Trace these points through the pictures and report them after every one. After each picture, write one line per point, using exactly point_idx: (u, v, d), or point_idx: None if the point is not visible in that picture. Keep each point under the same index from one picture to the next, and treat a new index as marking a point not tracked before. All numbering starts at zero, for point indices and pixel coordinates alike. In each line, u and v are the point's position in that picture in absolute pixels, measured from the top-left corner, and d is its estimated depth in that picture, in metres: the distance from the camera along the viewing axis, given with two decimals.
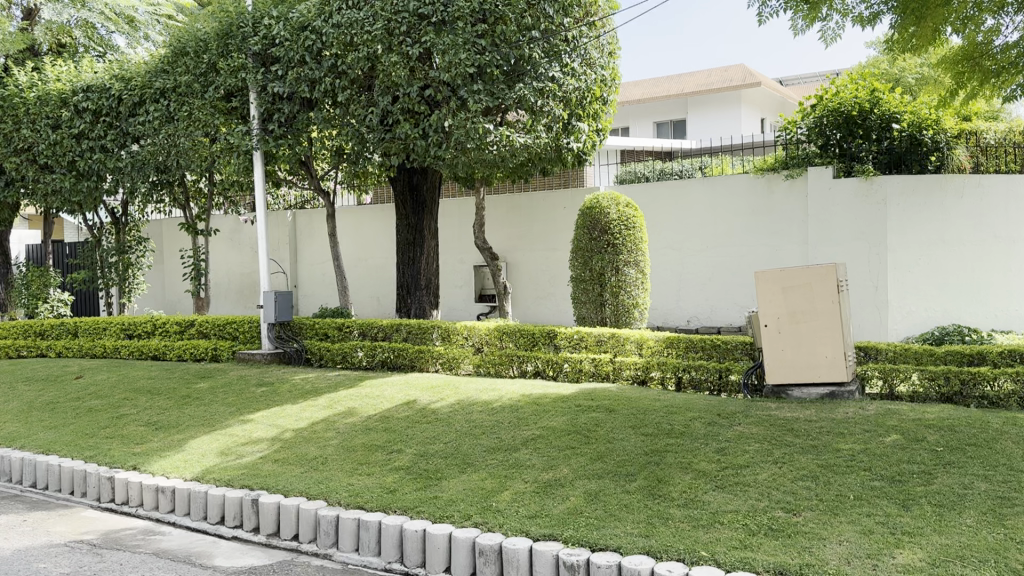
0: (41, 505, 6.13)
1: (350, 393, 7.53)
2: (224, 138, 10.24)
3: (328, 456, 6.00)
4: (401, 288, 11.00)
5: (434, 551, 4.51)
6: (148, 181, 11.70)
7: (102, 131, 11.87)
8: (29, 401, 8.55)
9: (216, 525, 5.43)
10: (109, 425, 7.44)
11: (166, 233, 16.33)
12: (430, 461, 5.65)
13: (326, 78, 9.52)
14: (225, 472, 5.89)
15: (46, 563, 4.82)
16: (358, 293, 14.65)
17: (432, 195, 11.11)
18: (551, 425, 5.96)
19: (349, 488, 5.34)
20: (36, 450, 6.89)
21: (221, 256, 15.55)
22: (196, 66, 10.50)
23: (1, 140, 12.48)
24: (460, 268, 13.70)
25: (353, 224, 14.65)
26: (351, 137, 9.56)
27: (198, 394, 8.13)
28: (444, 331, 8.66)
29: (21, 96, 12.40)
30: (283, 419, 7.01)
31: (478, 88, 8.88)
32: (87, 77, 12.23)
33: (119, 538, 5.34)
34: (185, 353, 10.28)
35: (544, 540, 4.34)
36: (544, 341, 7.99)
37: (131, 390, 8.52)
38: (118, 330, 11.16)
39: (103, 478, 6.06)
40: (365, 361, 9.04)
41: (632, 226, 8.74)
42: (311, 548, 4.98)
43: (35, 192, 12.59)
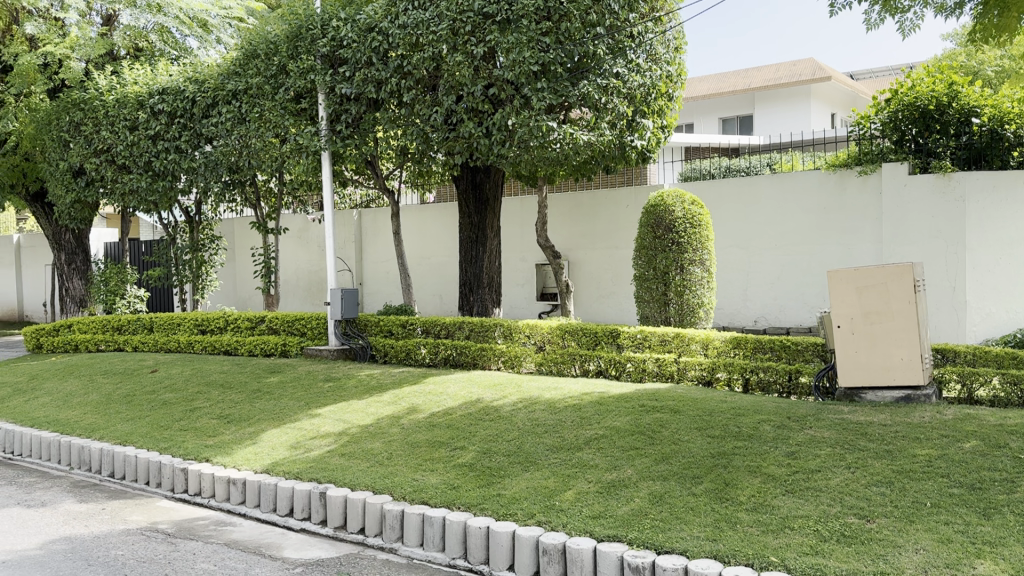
0: (119, 494, 6.36)
1: (414, 390, 7.61)
2: (293, 138, 10.43)
3: (392, 451, 6.07)
4: (463, 285, 11.06)
5: (498, 549, 4.52)
6: (220, 181, 12.00)
7: (176, 132, 12.22)
8: (108, 393, 8.88)
9: (285, 517, 5.54)
10: (184, 418, 7.67)
11: (238, 232, 16.78)
12: (493, 458, 5.66)
13: (392, 79, 9.62)
14: (294, 466, 6.01)
15: (123, 550, 4.98)
16: (421, 291, 14.77)
17: (495, 194, 11.13)
18: (616, 424, 5.90)
19: (414, 483, 5.39)
20: (114, 440, 7.14)
21: (290, 254, 15.89)
22: (267, 68, 10.76)
23: (82, 141, 13.00)
24: (522, 266, 13.70)
25: (417, 223, 14.79)
26: (415, 136, 9.64)
27: (268, 389, 8.31)
28: (506, 330, 8.68)
29: (101, 98, 12.89)
30: (349, 414, 7.12)
31: (541, 86, 8.86)
32: (163, 80, 12.65)
33: (192, 528, 5.49)
34: (256, 348, 10.54)
35: (609, 540, 4.31)
36: (607, 340, 7.95)
37: (204, 384, 8.77)
38: (192, 325, 11.51)
39: (177, 470, 6.25)
40: (427, 359, 9.09)
41: (699, 224, 8.59)
42: (377, 542, 5.04)
43: (113, 192, 13.05)
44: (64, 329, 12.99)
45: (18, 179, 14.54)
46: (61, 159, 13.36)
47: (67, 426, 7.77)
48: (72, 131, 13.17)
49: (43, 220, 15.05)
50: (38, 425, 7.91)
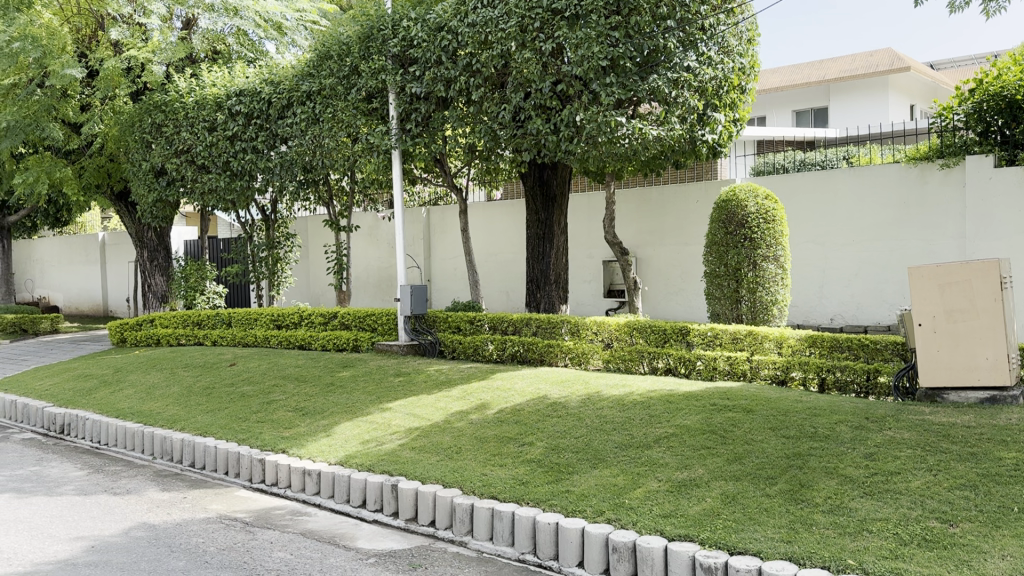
0: (200, 483, 6.59)
1: (483, 385, 7.67)
2: (365, 138, 10.63)
3: (462, 446, 6.13)
4: (530, 282, 11.08)
5: (568, 545, 4.52)
6: (295, 180, 12.30)
7: (253, 133, 12.57)
8: (189, 386, 9.20)
9: (358, 509, 5.67)
10: (261, 410, 7.90)
11: (311, 229, 17.17)
12: (562, 454, 5.67)
13: (461, 77, 9.70)
14: (366, 458, 6.13)
15: (203, 538, 5.16)
16: (488, 288, 14.86)
17: (563, 191, 11.11)
18: (686, 423, 5.84)
19: (483, 478, 5.44)
20: (195, 431, 7.41)
21: (361, 251, 16.17)
22: (340, 69, 11.01)
23: (163, 142, 13.48)
24: (589, 263, 13.66)
25: (484, 219, 14.87)
26: (484, 134, 9.72)
27: (341, 382, 8.50)
28: (573, 327, 8.66)
29: (182, 100, 13.36)
30: (419, 409, 7.22)
31: (610, 81, 8.80)
32: (240, 82, 13.04)
33: (269, 517, 5.65)
34: (329, 343, 10.77)
35: (680, 540, 4.28)
36: (676, 337, 7.87)
37: (279, 377, 9.02)
38: (268, 321, 11.83)
39: (254, 460, 6.44)
40: (495, 355, 9.15)
41: (773, 219, 8.42)
42: (448, 535, 5.10)
43: (194, 191, 13.51)
44: (147, 323, 13.50)
45: (104, 179, 15.13)
46: (145, 160, 13.88)
47: (151, 417, 8.09)
48: (154, 133, 13.67)
49: (127, 219, 15.68)
50: (124, 415, 8.25)
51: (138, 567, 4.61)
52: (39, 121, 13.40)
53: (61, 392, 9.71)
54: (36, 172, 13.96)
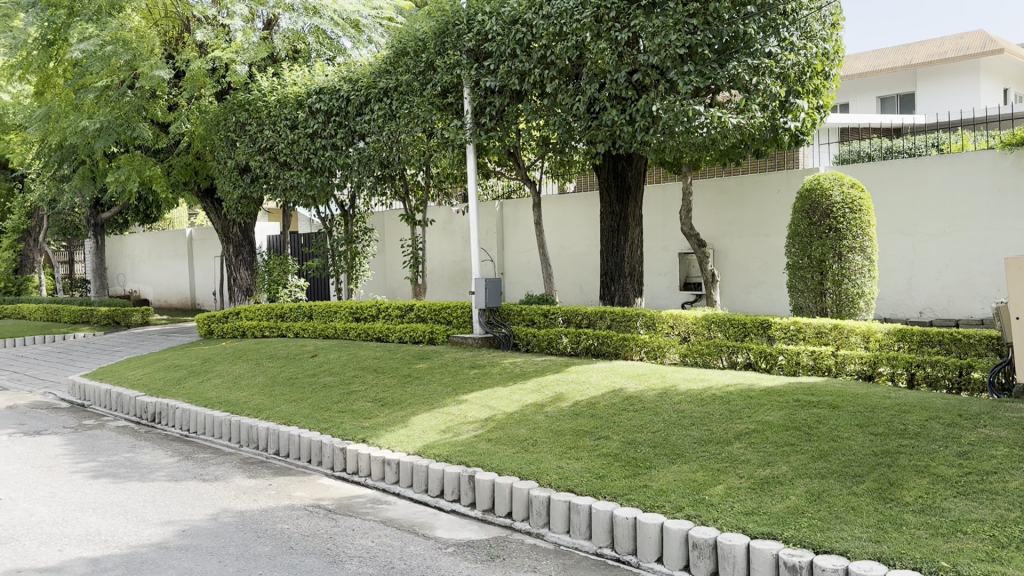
0: (284, 470, 6.78)
1: (558, 378, 7.66)
2: (441, 133, 10.76)
3: (538, 438, 6.14)
4: (604, 275, 11.01)
5: (647, 540, 4.48)
6: (372, 175, 12.50)
7: (333, 130, 12.83)
8: (273, 376, 9.48)
9: (436, 498, 5.74)
10: (342, 400, 8.08)
11: (388, 224, 17.46)
12: (639, 449, 5.62)
13: (535, 70, 9.68)
14: (444, 449, 6.20)
15: (289, 524, 5.31)
16: (562, 281, 14.83)
17: (637, 182, 10.98)
18: (768, 419, 5.71)
19: (560, 470, 5.44)
20: (279, 421, 7.62)
21: (436, 245, 16.37)
22: (416, 65, 11.15)
23: (247, 140, 13.93)
24: (665, 256, 13.50)
25: (558, 212, 14.84)
26: (558, 126, 9.66)
27: (418, 374, 8.63)
28: (648, 320, 8.56)
29: (264, 99, 13.75)
30: (495, 401, 7.26)
31: (688, 70, 8.68)
32: (319, 80, 13.34)
33: (350, 505, 5.78)
34: (405, 335, 10.93)
35: (763, 538, 4.19)
36: (757, 331, 7.72)
37: (359, 368, 9.20)
38: (347, 313, 12.08)
39: (336, 449, 6.60)
40: (570, 348, 9.12)
41: (860, 209, 8.15)
42: (525, 526, 5.12)
43: (276, 188, 13.89)
44: (233, 316, 13.96)
45: (191, 176, 15.68)
46: (229, 158, 14.33)
47: (237, 406, 8.37)
48: (238, 131, 14.11)
49: (213, 215, 16.21)
50: (212, 404, 8.55)
51: (227, 551, 4.77)
52: (129, 122, 13.95)
53: (153, 381, 10.12)
54: (128, 171, 14.55)
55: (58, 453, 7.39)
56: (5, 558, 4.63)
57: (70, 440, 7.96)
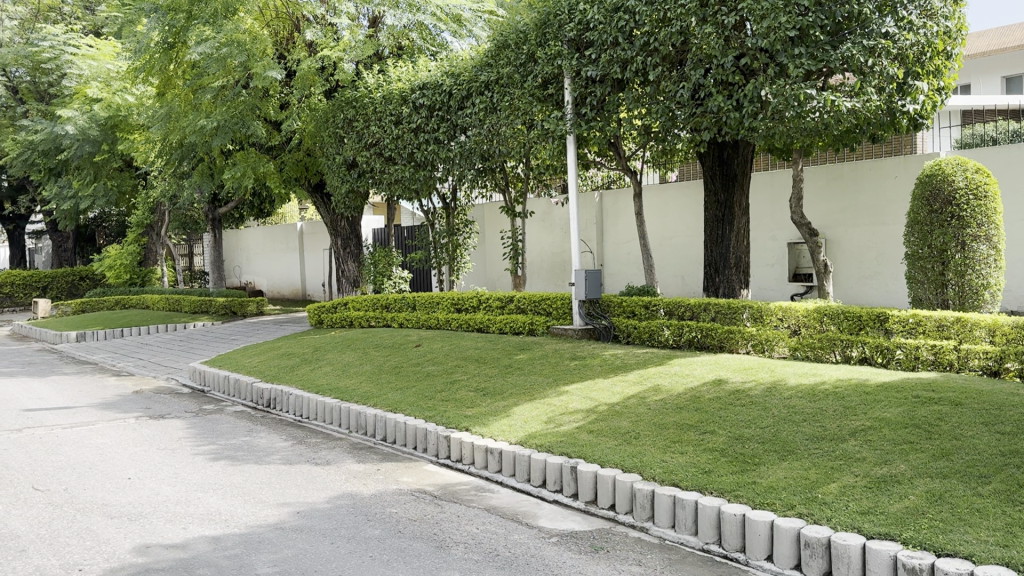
0: (391, 456, 6.97)
1: (660, 371, 7.57)
2: (541, 124, 10.80)
3: (641, 431, 6.08)
4: (708, 266, 10.81)
5: (755, 537, 4.38)
6: (473, 168, 12.63)
7: (435, 125, 13.04)
8: (380, 365, 9.75)
9: (538, 488, 5.79)
10: (445, 389, 8.24)
11: (488, 216, 17.65)
12: (747, 444, 5.49)
13: (638, 58, 9.55)
14: (546, 439, 6.23)
15: (397, 509, 5.46)
16: (664, 272, 14.65)
17: (744, 170, 10.67)
18: (885, 416, 5.49)
19: (664, 464, 5.38)
20: (385, 408, 7.83)
21: (536, 237, 16.45)
22: (517, 57, 11.23)
23: (354, 135, 14.31)
24: (772, 246, 13.14)
25: (658, 202, 14.65)
26: (660, 114, 9.51)
27: (519, 364, 8.70)
28: (755, 312, 8.36)
29: (371, 96, 14.12)
30: (596, 392, 7.24)
31: (799, 52, 8.41)
32: (423, 76, 13.59)
33: (455, 491, 5.89)
34: (506, 326, 11.01)
35: (880, 539, 4.04)
36: (872, 323, 7.43)
37: (461, 358, 9.35)
38: (449, 304, 12.30)
39: (440, 437, 6.73)
40: (671, 340, 8.95)
41: (985, 195, 7.72)
42: (628, 519, 5.09)
43: (381, 182, 14.25)
44: (341, 307, 14.44)
45: (302, 173, 16.25)
46: (338, 154, 14.78)
47: (346, 393, 8.64)
48: (346, 128, 14.53)
49: (323, 209, 16.74)
50: (322, 392, 8.87)
51: (339, 533, 4.95)
52: (244, 120, 14.58)
53: (268, 369, 10.58)
54: (243, 167, 15.22)
55: (182, 436, 7.83)
56: (136, 534, 4.94)
57: (192, 424, 8.41)
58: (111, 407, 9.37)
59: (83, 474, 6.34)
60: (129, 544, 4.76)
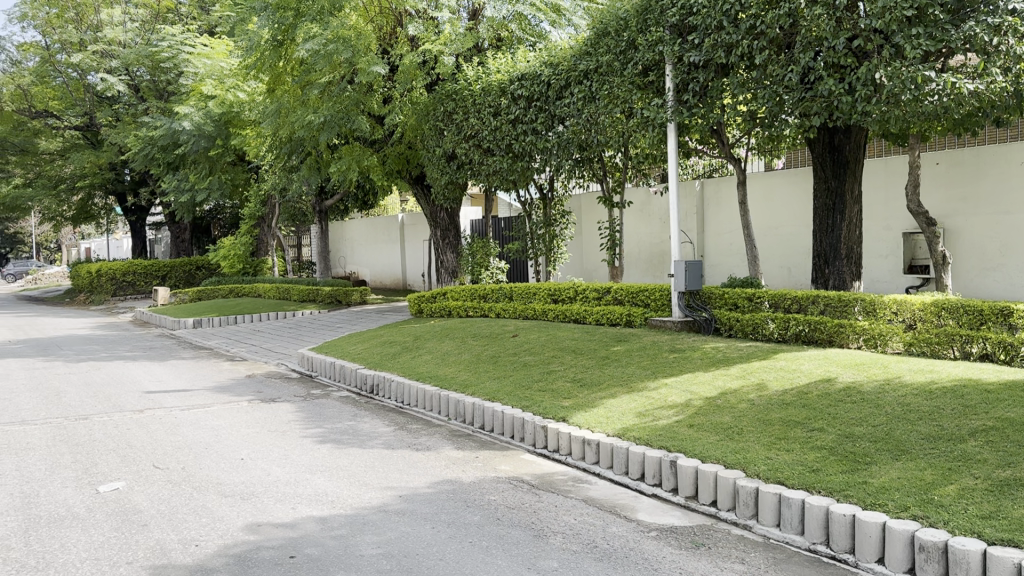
0: (489, 444, 7.04)
1: (764, 365, 7.36)
2: (641, 112, 10.66)
3: (744, 427, 5.93)
4: (817, 257, 10.47)
5: (866, 539, 4.21)
6: (571, 158, 12.58)
7: (534, 115, 13.06)
8: (478, 354, 9.86)
9: (637, 482, 5.73)
10: (542, 379, 8.27)
11: (586, 206, 17.57)
12: (857, 443, 5.28)
13: (744, 41, 9.29)
14: (645, 432, 6.16)
15: (496, 496, 5.52)
16: (768, 263, 14.25)
17: (857, 156, 10.22)
18: (1009, 416, 5.17)
19: (768, 462, 5.23)
20: (484, 397, 7.92)
21: (634, 227, 16.28)
22: (617, 45, 11.13)
23: (454, 128, 14.47)
24: (887, 236, 12.58)
25: (763, 190, 14.23)
26: (767, 99, 9.22)
27: (616, 356, 8.64)
28: (867, 305, 8.07)
29: (470, 88, 14.26)
30: (696, 386, 7.11)
31: (916, 32, 8.00)
32: (521, 66, 13.61)
33: (553, 482, 5.90)
34: (602, 317, 10.87)
35: (1002, 545, 3.82)
36: (995, 318, 7.04)
37: (558, 349, 9.35)
38: (546, 295, 12.34)
39: (538, 427, 6.76)
40: (776, 334, 8.64)
41: None
42: (731, 516, 4.97)
43: (480, 173, 14.39)
44: (440, 296, 14.68)
45: (403, 165, 16.58)
46: (438, 147, 14.99)
47: (445, 381, 8.78)
48: (445, 120, 14.74)
49: (423, 201, 17.01)
50: (423, 379, 9.04)
51: (440, 518, 5.04)
52: (349, 114, 14.89)
53: (371, 356, 10.87)
54: (348, 160, 15.66)
55: (290, 419, 8.13)
56: (247, 512, 5.16)
57: (300, 408, 8.73)
58: (226, 390, 9.83)
59: (199, 454, 6.67)
60: (241, 522, 4.97)
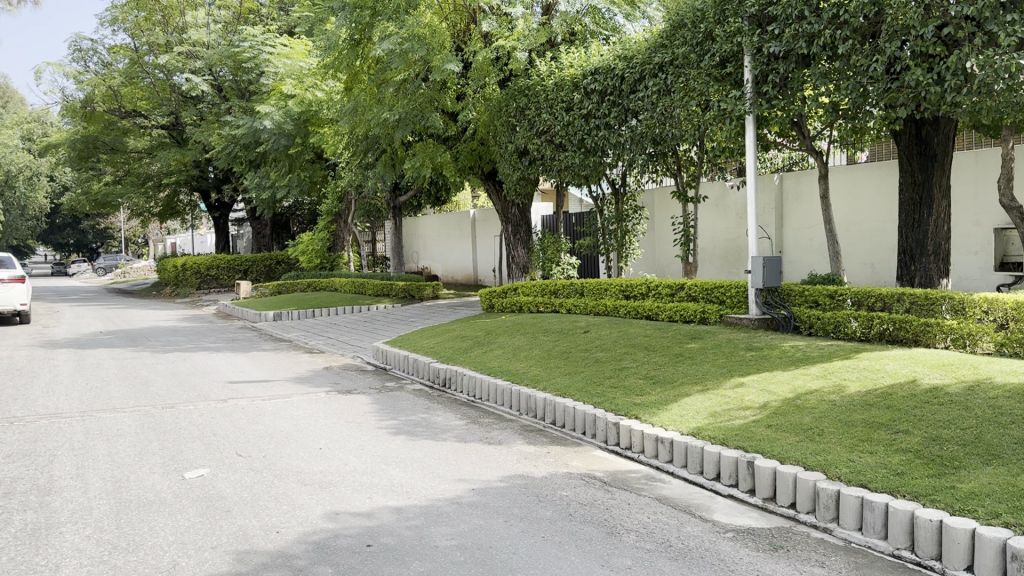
0: (560, 440, 7.04)
1: (846, 365, 7.16)
2: (718, 105, 10.49)
3: (825, 428, 5.78)
4: (902, 254, 10.12)
5: (953, 546, 4.06)
6: (644, 153, 12.43)
7: (607, 110, 12.96)
8: (549, 349, 9.86)
9: (712, 481, 5.65)
10: (614, 375, 8.22)
11: (659, 201, 17.38)
12: (945, 446, 5.09)
13: (826, 31, 9.03)
14: (721, 432, 6.06)
15: (568, 492, 5.51)
16: (850, 259, 13.86)
17: (945, 148, 9.85)
18: None
19: (850, 464, 5.08)
20: (556, 392, 7.92)
21: (709, 222, 16.02)
22: (693, 37, 10.97)
23: (526, 123, 14.47)
24: (977, 232, 12.08)
25: (844, 184, 13.83)
26: (851, 90, 8.94)
27: (691, 353, 8.52)
28: (955, 304, 7.75)
29: (543, 83, 14.25)
30: (774, 385, 6.96)
31: (1011, 19, 7.62)
32: (595, 60, 13.52)
33: (625, 479, 5.86)
34: (676, 314, 10.72)
35: None
36: None
37: (630, 345, 9.28)
38: (618, 291, 12.27)
39: (610, 424, 6.72)
40: (859, 333, 8.37)
41: None
42: (810, 519, 4.86)
43: (552, 169, 14.38)
44: (511, 292, 14.76)
45: (475, 161, 16.67)
46: (510, 142, 15.01)
47: (517, 376, 8.82)
48: (518, 116, 14.73)
49: (494, 197, 17.08)
50: (495, 373, 9.10)
51: (513, 512, 5.07)
52: (423, 111, 15.06)
53: (443, 350, 10.99)
54: (423, 157, 15.89)
55: (365, 411, 8.29)
56: (325, 501, 5.29)
57: (375, 399, 8.90)
58: (304, 381, 10.09)
59: (280, 443, 6.87)
60: (320, 510, 5.10)
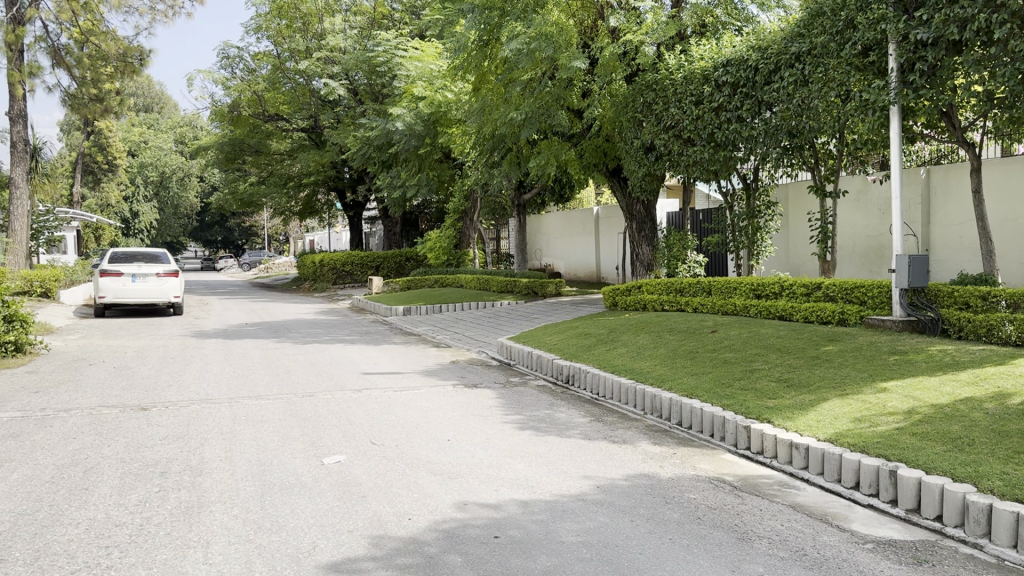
0: (687, 441, 6.93)
1: (1001, 372, 6.69)
2: (859, 95, 10.05)
3: (976, 438, 5.43)
4: None
5: None
6: (779, 146, 12.01)
7: (739, 102, 12.63)
8: (675, 349, 9.72)
9: (850, 490, 5.42)
10: (745, 377, 8.02)
11: (794, 197, 16.77)
12: None
13: (981, 15, 8.43)
14: (860, 439, 5.81)
15: (697, 495, 5.43)
16: (1005, 259, 12.94)
17: None
18: None
19: (1005, 477, 4.76)
20: (682, 392, 7.81)
21: (848, 219, 15.34)
22: (833, 24, 10.56)
23: (653, 118, 14.30)
24: None
25: (1000, 178, 12.91)
26: (1008, 77, 8.36)
27: (827, 356, 8.19)
28: None
29: (672, 77, 14.03)
30: (920, 392, 6.59)
31: None
32: (727, 52, 13.18)
33: (757, 484, 5.71)
34: (811, 314, 10.32)
35: None
36: None
37: (761, 347, 9.01)
38: (748, 290, 11.95)
39: (740, 427, 6.57)
40: (1015, 337, 7.80)
41: None
42: (959, 534, 4.58)
43: (680, 164, 14.13)
44: (636, 290, 14.63)
45: (601, 158, 16.61)
46: (636, 138, 14.85)
47: (643, 375, 8.74)
48: (645, 111, 14.56)
49: (620, 194, 16.94)
50: (620, 372, 9.05)
51: (640, 512, 5.04)
52: (550, 109, 15.19)
53: (568, 347, 11.03)
54: (548, 155, 16.03)
55: (492, 405, 8.44)
56: (455, 491, 5.43)
57: (501, 394, 9.04)
58: (433, 375, 10.38)
59: (411, 433, 7.10)
60: (450, 500, 5.25)
